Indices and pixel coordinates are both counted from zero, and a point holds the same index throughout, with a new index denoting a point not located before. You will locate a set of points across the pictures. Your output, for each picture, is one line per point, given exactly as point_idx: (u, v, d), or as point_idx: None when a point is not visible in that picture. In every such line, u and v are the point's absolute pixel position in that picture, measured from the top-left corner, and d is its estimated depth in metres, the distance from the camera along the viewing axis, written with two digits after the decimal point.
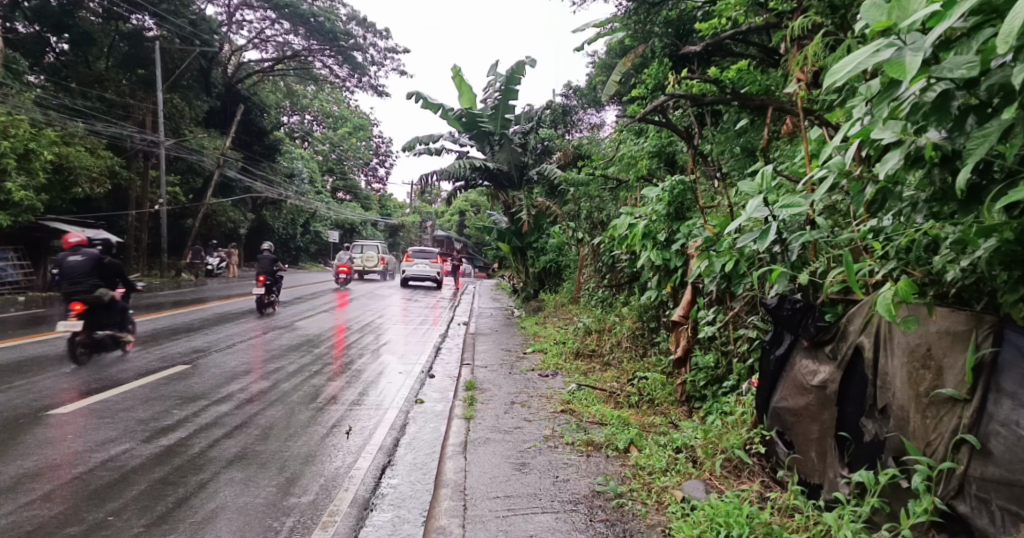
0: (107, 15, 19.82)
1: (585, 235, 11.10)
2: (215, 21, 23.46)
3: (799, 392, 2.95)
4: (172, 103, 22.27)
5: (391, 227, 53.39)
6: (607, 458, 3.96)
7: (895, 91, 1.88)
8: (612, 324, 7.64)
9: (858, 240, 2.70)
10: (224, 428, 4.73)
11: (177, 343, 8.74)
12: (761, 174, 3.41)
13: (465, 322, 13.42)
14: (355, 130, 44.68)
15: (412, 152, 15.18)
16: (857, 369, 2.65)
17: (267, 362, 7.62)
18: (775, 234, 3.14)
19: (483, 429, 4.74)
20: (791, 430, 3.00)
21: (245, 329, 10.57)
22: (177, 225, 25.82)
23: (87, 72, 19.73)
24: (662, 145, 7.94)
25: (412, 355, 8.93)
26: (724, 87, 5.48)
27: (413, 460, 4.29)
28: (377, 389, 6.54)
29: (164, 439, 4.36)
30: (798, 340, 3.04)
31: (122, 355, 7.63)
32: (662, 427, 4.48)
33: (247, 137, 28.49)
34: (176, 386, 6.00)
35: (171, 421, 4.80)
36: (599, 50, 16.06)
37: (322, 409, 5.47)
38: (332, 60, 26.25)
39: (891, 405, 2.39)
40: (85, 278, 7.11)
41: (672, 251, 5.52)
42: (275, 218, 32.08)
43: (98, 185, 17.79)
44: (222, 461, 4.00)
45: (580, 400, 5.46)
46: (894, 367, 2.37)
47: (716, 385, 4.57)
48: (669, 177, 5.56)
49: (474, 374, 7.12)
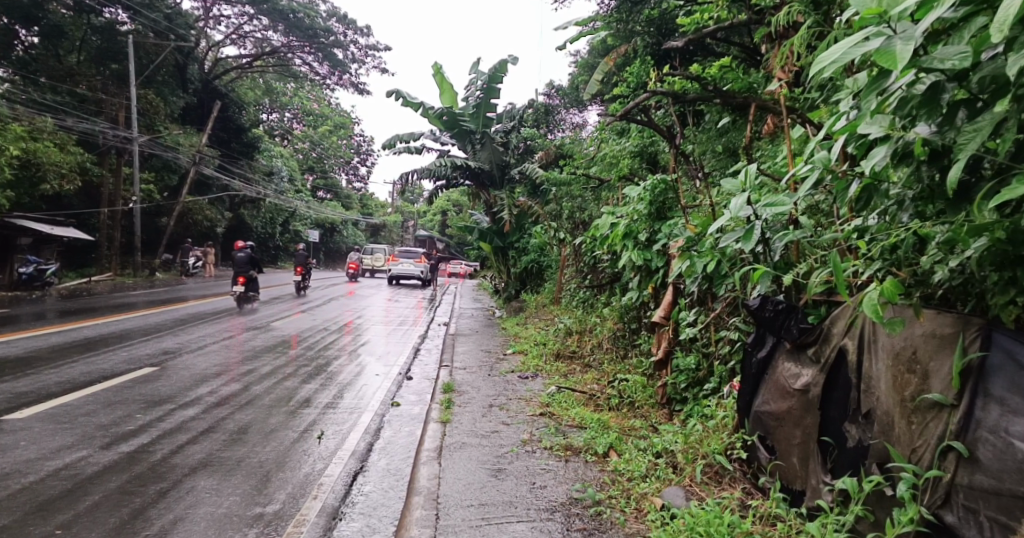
0: (78, 7, 19.21)
1: (566, 235, 11.05)
2: (191, 16, 22.94)
3: (782, 396, 2.88)
4: (147, 99, 21.75)
5: (372, 225, 52.96)
6: (586, 464, 3.85)
7: (883, 83, 1.81)
8: (593, 325, 7.54)
9: (841, 240, 2.64)
10: (190, 433, 4.52)
11: (146, 344, 8.43)
12: (744, 173, 3.35)
13: (445, 322, 13.26)
14: (336, 129, 44.21)
15: (392, 151, 14.97)
16: (840, 373, 2.58)
17: (239, 364, 7.37)
18: (758, 233, 3.10)
19: (459, 433, 4.61)
20: (772, 434, 2.93)
21: (219, 330, 10.28)
22: (151, 224, 25.20)
23: (57, 66, 19.14)
24: (644, 144, 7.86)
25: (390, 356, 8.74)
26: (708, 83, 5.45)
27: (387, 466, 4.14)
28: (353, 391, 6.36)
29: (124, 446, 4.14)
30: (781, 342, 2.97)
31: (87, 357, 7.33)
32: (643, 430, 4.39)
33: (225, 134, 28.03)
34: (142, 390, 5.75)
35: (133, 427, 4.57)
36: (581, 50, 16.03)
37: (295, 413, 5.29)
38: (312, 57, 25.86)
39: (876, 409, 2.33)
40: (244, 264, 13.57)
41: (653, 251, 5.43)
42: (253, 217, 31.38)
43: (67, 181, 17.27)
44: (185, 469, 3.80)
45: (559, 403, 5.36)
46: (879, 370, 2.31)
47: (697, 387, 4.50)
48: (651, 177, 5.48)
49: (452, 376, 6.96)
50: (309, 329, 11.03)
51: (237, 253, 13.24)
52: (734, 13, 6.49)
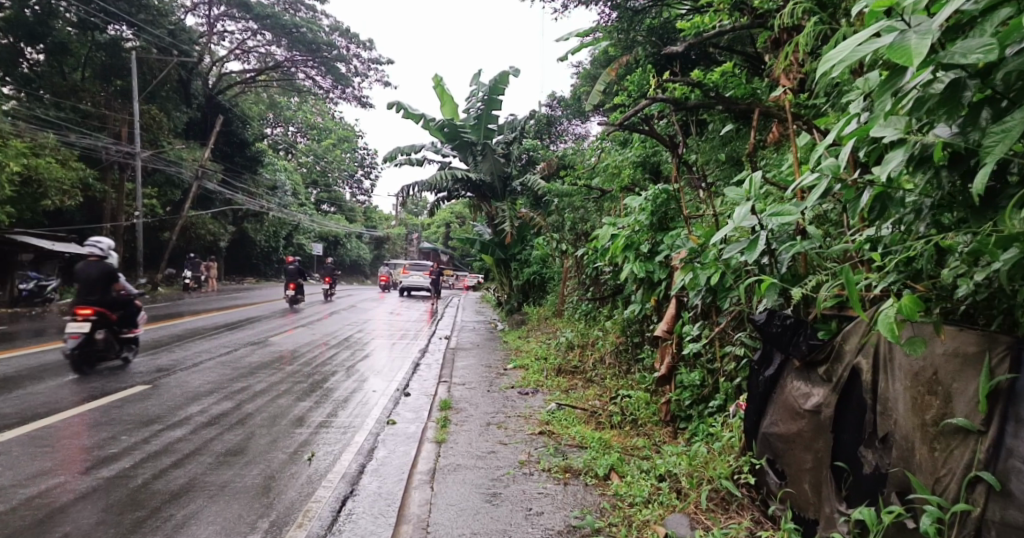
0: (82, 25, 19.25)
1: (568, 246, 10.91)
2: (194, 31, 23.08)
3: (791, 417, 2.71)
4: (150, 114, 21.81)
5: (376, 238, 53.07)
6: (585, 487, 3.68)
7: (898, 84, 1.67)
8: (595, 338, 7.37)
9: (852, 250, 2.49)
10: (174, 456, 4.36)
11: (142, 361, 8.30)
12: (749, 182, 3.21)
13: (446, 336, 13.09)
14: (339, 142, 44.33)
15: (393, 163, 14.89)
16: (853, 394, 2.41)
17: (233, 381, 7.23)
18: (764, 244, 2.95)
19: (455, 454, 4.44)
20: (781, 457, 2.76)
21: (217, 346, 10.16)
22: (154, 238, 25.20)
23: (61, 82, 19.19)
24: (647, 154, 7.74)
25: (389, 372, 8.59)
26: (710, 90, 5.33)
27: (378, 489, 3.97)
28: (349, 409, 6.19)
29: (105, 470, 4.00)
30: (790, 360, 2.80)
31: (79, 375, 7.20)
32: (645, 450, 4.21)
33: (228, 148, 28.09)
34: (130, 409, 5.61)
35: (116, 450, 4.41)
36: (582, 61, 16.00)
37: (285, 433, 5.12)
38: (315, 71, 25.97)
39: (894, 433, 2.16)
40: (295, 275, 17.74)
41: (655, 263, 5.30)
42: (256, 231, 31.28)
43: (68, 197, 17.25)
44: (164, 497, 3.63)
45: (559, 421, 5.18)
46: (897, 393, 2.14)
47: (701, 404, 4.33)
48: (652, 187, 5.33)
49: (450, 393, 6.80)
50: (308, 344, 10.91)
51: (291, 267, 17.35)
52: (739, 15, 6.33)
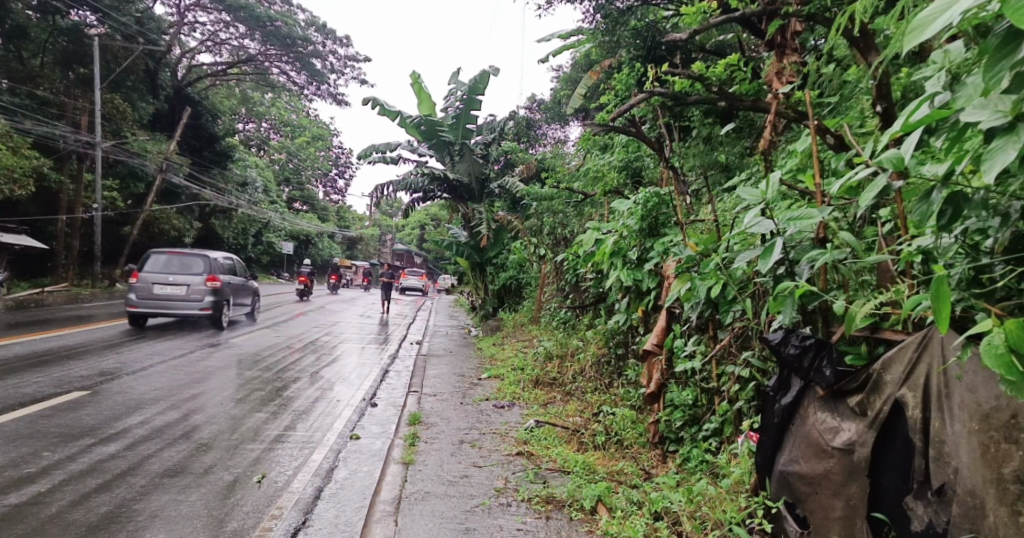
0: (44, 8, 18.24)
1: (547, 252, 10.60)
2: (163, 20, 22.11)
3: (813, 454, 2.34)
4: (113, 104, 20.74)
5: (349, 239, 52.23)
6: (570, 523, 3.25)
7: (1023, 48, 1.31)
8: (575, 348, 6.94)
9: (895, 259, 2.19)
10: (102, 478, 3.81)
11: (87, 362, 7.62)
12: (766, 181, 2.80)
13: (418, 341, 12.56)
14: (313, 140, 43.23)
15: (367, 161, 14.33)
16: (896, 433, 2.06)
17: (186, 388, 6.63)
18: (781, 250, 2.57)
19: (422, 479, 3.96)
20: (804, 501, 2.39)
21: (170, 346, 9.51)
22: (113, 232, 24.03)
23: (19, 68, 18.12)
24: (630, 158, 7.33)
25: (355, 379, 8.06)
26: (709, 85, 5.00)
27: (335, 519, 3.47)
28: (309, 421, 5.66)
29: (12, 497, 3.43)
30: (810, 387, 2.42)
31: (12, 378, 6.52)
32: (634, 477, 3.80)
33: (197, 142, 26.92)
34: (61, 419, 5.01)
35: (33, 470, 3.85)
36: (563, 64, 15.76)
37: (235, 449, 4.59)
38: (290, 67, 25.25)
39: (952, 485, 1.83)
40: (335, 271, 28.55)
41: (644, 270, 4.93)
42: (224, 227, 30.20)
43: (19, 187, 16.18)
44: (80, 530, 3.11)
45: (538, 441, 4.75)
46: (959, 436, 1.81)
47: (693, 426, 3.97)
48: (642, 190, 4.95)
49: (420, 405, 6.30)
50: (271, 347, 10.30)
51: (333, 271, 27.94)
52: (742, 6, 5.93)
